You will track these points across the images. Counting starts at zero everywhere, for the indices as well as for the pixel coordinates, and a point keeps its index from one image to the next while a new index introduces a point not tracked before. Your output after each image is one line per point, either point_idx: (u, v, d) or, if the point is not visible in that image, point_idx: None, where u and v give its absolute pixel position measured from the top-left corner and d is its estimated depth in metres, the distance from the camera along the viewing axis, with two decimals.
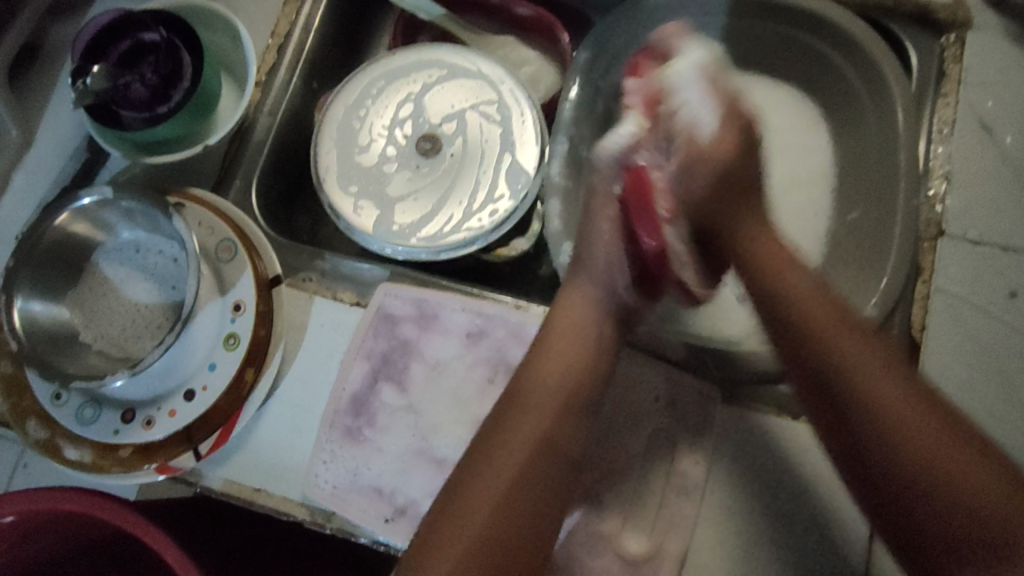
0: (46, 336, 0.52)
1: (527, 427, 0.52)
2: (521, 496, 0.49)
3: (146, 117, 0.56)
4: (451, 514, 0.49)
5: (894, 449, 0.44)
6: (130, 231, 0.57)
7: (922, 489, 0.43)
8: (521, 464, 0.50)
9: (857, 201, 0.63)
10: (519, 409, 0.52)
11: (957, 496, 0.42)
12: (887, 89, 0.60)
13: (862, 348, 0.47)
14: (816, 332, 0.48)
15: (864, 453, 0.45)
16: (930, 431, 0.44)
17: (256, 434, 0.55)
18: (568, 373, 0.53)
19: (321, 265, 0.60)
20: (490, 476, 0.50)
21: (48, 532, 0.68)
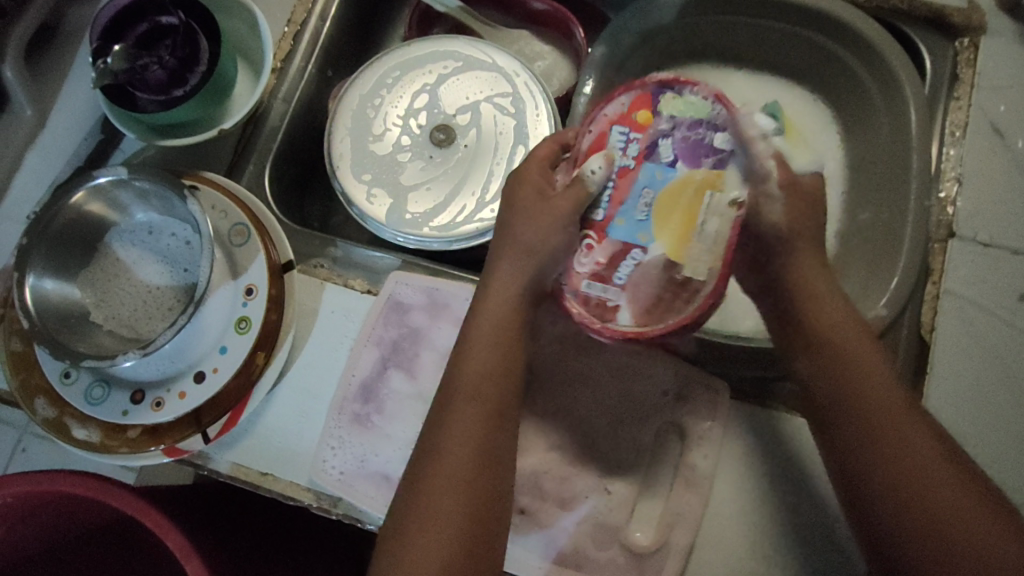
0: (56, 313, 0.52)
1: (479, 400, 0.50)
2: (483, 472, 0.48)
3: (162, 100, 0.56)
4: (426, 490, 0.48)
5: (868, 448, 0.47)
6: (143, 213, 0.57)
7: (891, 489, 0.46)
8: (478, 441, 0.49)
9: (868, 202, 0.64)
10: (464, 389, 0.50)
11: (924, 494, 0.45)
12: (900, 90, 0.60)
13: (858, 343, 0.50)
14: (839, 360, 0.50)
15: (862, 483, 0.47)
16: (935, 472, 0.45)
17: (265, 418, 0.55)
18: (501, 347, 0.52)
19: (333, 252, 0.60)
20: (452, 451, 0.48)
21: (49, 514, 0.68)
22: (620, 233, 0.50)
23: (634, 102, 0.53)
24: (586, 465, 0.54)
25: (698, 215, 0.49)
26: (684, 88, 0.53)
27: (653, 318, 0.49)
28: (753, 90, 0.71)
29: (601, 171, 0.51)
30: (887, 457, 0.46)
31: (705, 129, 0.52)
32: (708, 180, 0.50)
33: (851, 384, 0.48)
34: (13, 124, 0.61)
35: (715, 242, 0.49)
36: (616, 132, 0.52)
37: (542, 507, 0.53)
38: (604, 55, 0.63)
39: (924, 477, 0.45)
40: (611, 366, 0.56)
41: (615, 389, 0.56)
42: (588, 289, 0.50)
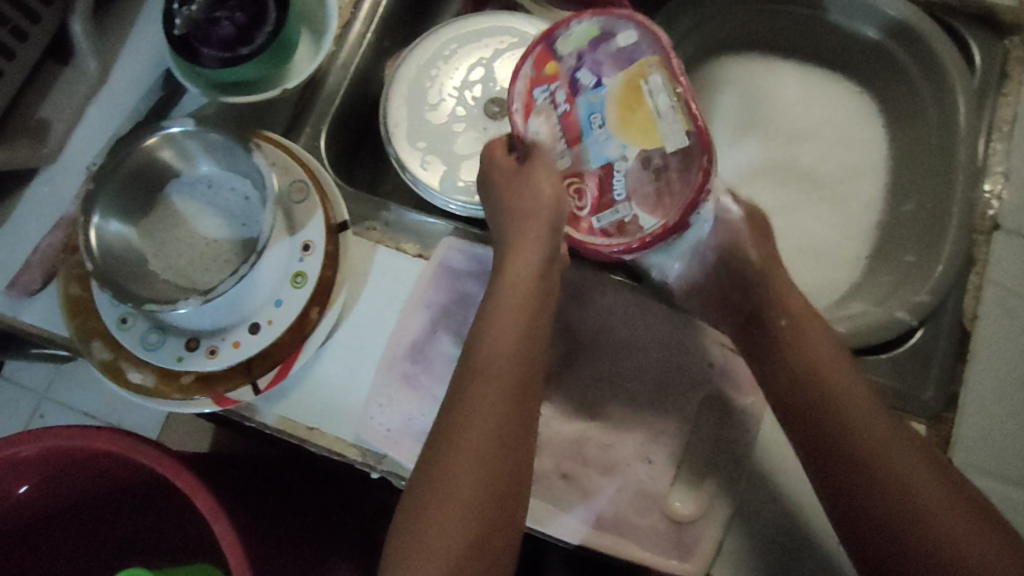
0: (119, 257, 0.52)
1: (502, 377, 0.50)
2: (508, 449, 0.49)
3: (227, 57, 0.57)
4: (441, 469, 0.48)
5: (852, 442, 0.50)
6: (207, 166, 0.57)
7: (880, 485, 0.48)
8: (500, 419, 0.49)
9: (911, 193, 0.65)
10: (484, 369, 0.50)
11: (911, 490, 0.48)
12: (948, 85, 0.61)
13: (828, 357, 0.54)
14: (815, 361, 0.53)
15: (847, 474, 0.50)
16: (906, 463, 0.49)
17: (314, 373, 0.56)
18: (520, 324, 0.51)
19: (385, 216, 0.61)
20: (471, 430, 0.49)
21: (85, 468, 0.69)
22: (594, 159, 0.52)
23: (534, 60, 0.54)
24: (627, 433, 0.55)
25: (643, 109, 0.51)
26: (569, 25, 0.53)
27: (664, 205, 0.50)
28: (795, 80, 0.72)
29: (550, 127, 0.54)
30: (870, 452, 0.49)
31: (609, 42, 0.52)
32: (636, 73, 0.51)
33: (833, 384, 0.52)
34: (74, 77, 0.61)
35: (671, 113, 0.50)
36: (537, 93, 0.54)
37: (586, 473, 0.55)
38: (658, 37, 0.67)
39: (903, 469, 0.48)
40: (658, 337, 0.58)
41: (658, 361, 0.57)
42: (601, 222, 0.52)
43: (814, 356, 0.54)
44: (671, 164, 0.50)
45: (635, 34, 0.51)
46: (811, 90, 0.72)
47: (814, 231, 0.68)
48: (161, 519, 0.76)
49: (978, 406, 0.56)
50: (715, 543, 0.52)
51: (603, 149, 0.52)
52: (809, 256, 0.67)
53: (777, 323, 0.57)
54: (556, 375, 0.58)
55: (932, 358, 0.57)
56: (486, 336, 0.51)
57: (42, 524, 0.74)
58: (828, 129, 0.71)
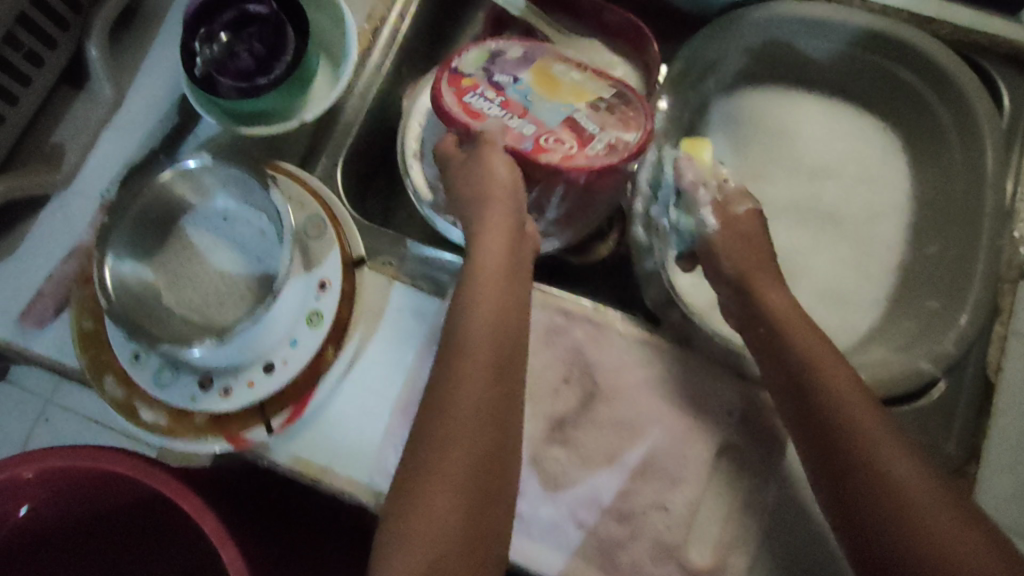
0: (134, 296, 0.51)
1: (486, 369, 0.47)
2: (489, 477, 0.45)
3: (244, 87, 0.55)
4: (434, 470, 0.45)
5: (864, 477, 0.47)
6: (222, 199, 0.56)
7: (887, 509, 0.46)
8: (490, 426, 0.46)
9: (936, 237, 0.64)
10: (469, 364, 0.47)
11: (922, 517, 0.45)
12: (977, 127, 0.60)
13: (842, 378, 0.51)
14: (828, 391, 0.51)
15: (859, 512, 0.47)
16: (922, 498, 0.45)
17: (328, 412, 0.55)
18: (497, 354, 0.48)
19: (402, 251, 0.60)
20: (456, 453, 0.45)
21: (92, 487, 0.68)
22: (552, 117, 0.53)
23: (448, 79, 0.55)
24: (645, 479, 0.54)
25: (566, 81, 0.56)
26: (459, 55, 0.56)
27: (632, 121, 0.53)
28: (817, 110, 0.71)
29: (498, 115, 0.53)
30: (884, 487, 0.46)
31: (501, 55, 0.56)
32: (541, 67, 0.56)
33: (845, 415, 0.49)
34: (92, 101, 0.61)
35: (586, 77, 0.56)
36: (470, 98, 0.54)
37: (602, 521, 0.54)
38: (681, 70, 0.65)
39: (920, 506, 0.45)
40: (675, 381, 0.57)
41: (676, 405, 0.56)
42: (594, 150, 0.52)
43: (829, 383, 0.51)
44: (616, 102, 0.55)
45: (521, 49, 0.57)
46: (834, 122, 0.70)
47: (835, 271, 0.67)
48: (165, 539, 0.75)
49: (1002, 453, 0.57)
50: None
51: (553, 108, 0.54)
52: (831, 296, 0.66)
53: (788, 349, 0.54)
54: (573, 420, 0.56)
55: (956, 409, 0.57)
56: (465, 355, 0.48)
57: (45, 538, 0.73)
58: (853, 165, 0.69)
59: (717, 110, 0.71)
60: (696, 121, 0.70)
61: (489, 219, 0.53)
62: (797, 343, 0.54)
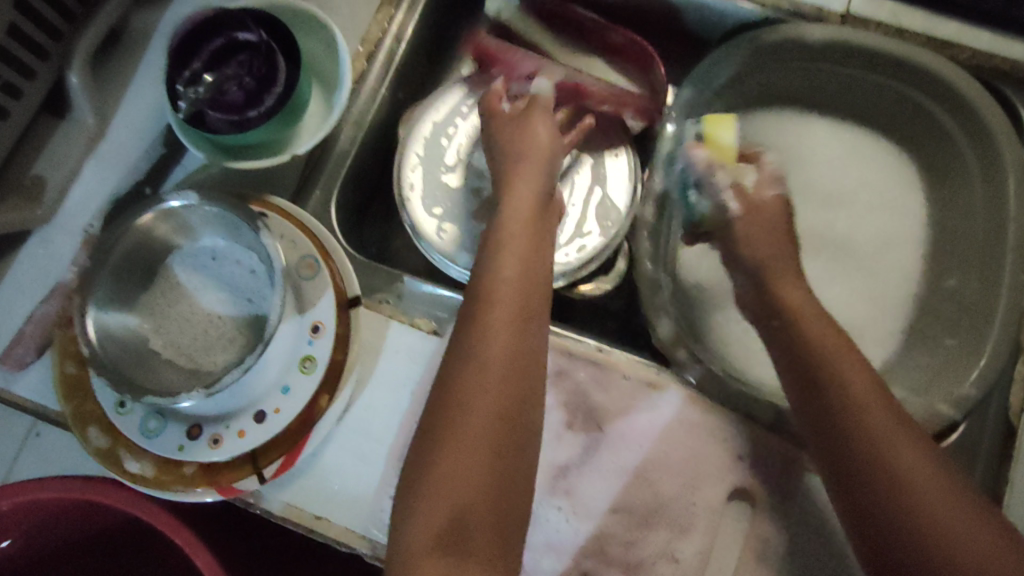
0: (119, 346, 0.49)
1: (507, 334, 0.46)
2: (511, 441, 0.43)
3: (236, 120, 0.53)
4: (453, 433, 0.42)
5: (881, 484, 0.44)
6: (210, 237, 0.54)
7: (908, 518, 0.43)
8: (512, 384, 0.44)
9: (954, 269, 0.62)
10: (491, 327, 0.46)
11: (959, 555, 0.41)
12: (998, 156, 0.58)
13: (875, 404, 0.47)
14: (841, 390, 0.48)
15: (877, 522, 0.44)
16: (944, 507, 0.43)
17: (323, 459, 0.53)
18: (515, 328, 0.46)
19: (399, 288, 0.58)
20: (466, 435, 0.42)
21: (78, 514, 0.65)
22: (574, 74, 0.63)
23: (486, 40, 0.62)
24: (652, 526, 0.52)
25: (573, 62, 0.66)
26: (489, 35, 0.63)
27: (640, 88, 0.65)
28: (824, 133, 0.69)
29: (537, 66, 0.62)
30: (902, 495, 0.44)
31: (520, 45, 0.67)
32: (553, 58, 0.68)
33: (861, 418, 0.46)
34: (72, 130, 0.58)
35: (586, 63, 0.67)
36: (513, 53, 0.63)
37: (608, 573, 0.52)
38: (691, 95, 0.62)
39: (943, 515, 0.42)
40: (682, 423, 0.54)
41: (685, 449, 0.54)
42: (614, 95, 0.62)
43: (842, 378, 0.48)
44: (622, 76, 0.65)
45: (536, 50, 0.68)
46: (840, 143, 0.69)
47: (847, 302, 0.65)
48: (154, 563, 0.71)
49: None
50: None
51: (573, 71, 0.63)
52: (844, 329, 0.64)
53: (801, 341, 0.51)
54: (578, 465, 0.53)
55: (977, 453, 0.55)
56: (471, 345, 0.45)
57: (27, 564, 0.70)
58: (863, 192, 0.67)
59: None
60: None
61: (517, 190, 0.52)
62: (806, 335, 0.51)
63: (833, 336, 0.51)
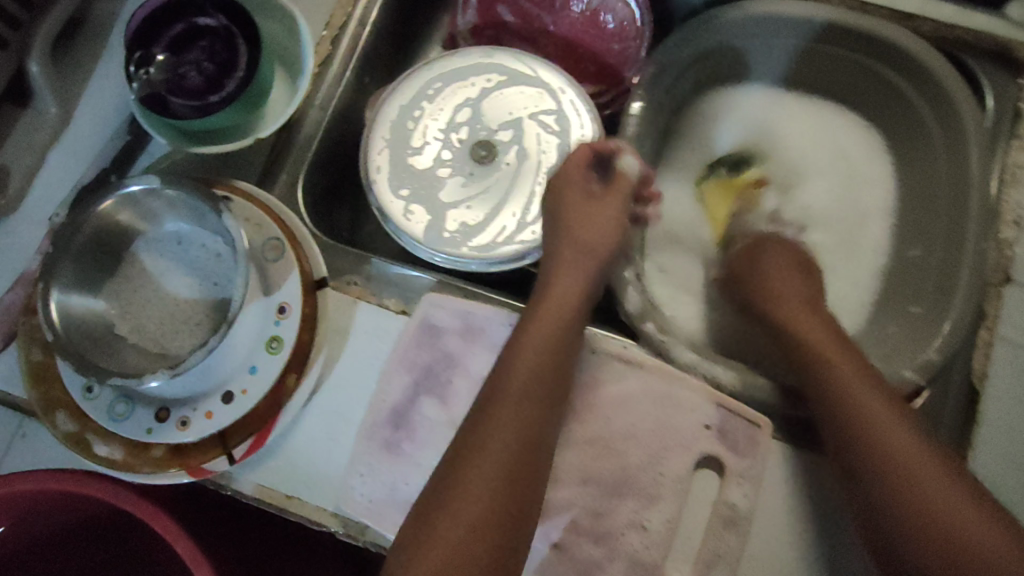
0: (82, 329, 0.49)
1: (524, 393, 0.50)
2: (509, 493, 0.47)
3: (198, 105, 0.53)
4: (461, 482, 0.47)
5: (880, 471, 0.47)
6: (174, 222, 0.54)
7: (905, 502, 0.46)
8: (519, 442, 0.48)
9: (918, 240, 0.63)
10: (511, 384, 0.50)
11: (941, 524, 0.44)
12: (962, 127, 0.58)
13: (863, 382, 0.51)
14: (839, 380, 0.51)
15: (877, 505, 0.47)
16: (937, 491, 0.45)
17: (293, 440, 0.53)
18: (526, 420, 0.49)
19: (367, 270, 0.58)
20: (472, 486, 0.47)
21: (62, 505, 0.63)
22: None
23: None
24: (620, 496, 0.53)
25: None
26: None
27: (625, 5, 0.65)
28: (789, 113, 0.70)
29: None
30: (899, 479, 0.46)
31: None
32: None
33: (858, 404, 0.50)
34: (36, 120, 0.58)
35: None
36: None
37: (577, 542, 0.52)
38: (656, 73, 0.62)
39: (938, 498, 0.45)
40: (648, 396, 0.55)
41: (653, 420, 0.54)
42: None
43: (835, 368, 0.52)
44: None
45: None
46: (802, 122, 0.70)
47: None
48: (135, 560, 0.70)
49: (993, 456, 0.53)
50: None
51: None
52: None
53: (807, 342, 0.55)
54: None
55: (942, 412, 0.54)
56: (493, 398, 0.50)
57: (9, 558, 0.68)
58: (824, 172, 0.69)
59: (698, 111, 0.70)
60: (672, 123, 0.69)
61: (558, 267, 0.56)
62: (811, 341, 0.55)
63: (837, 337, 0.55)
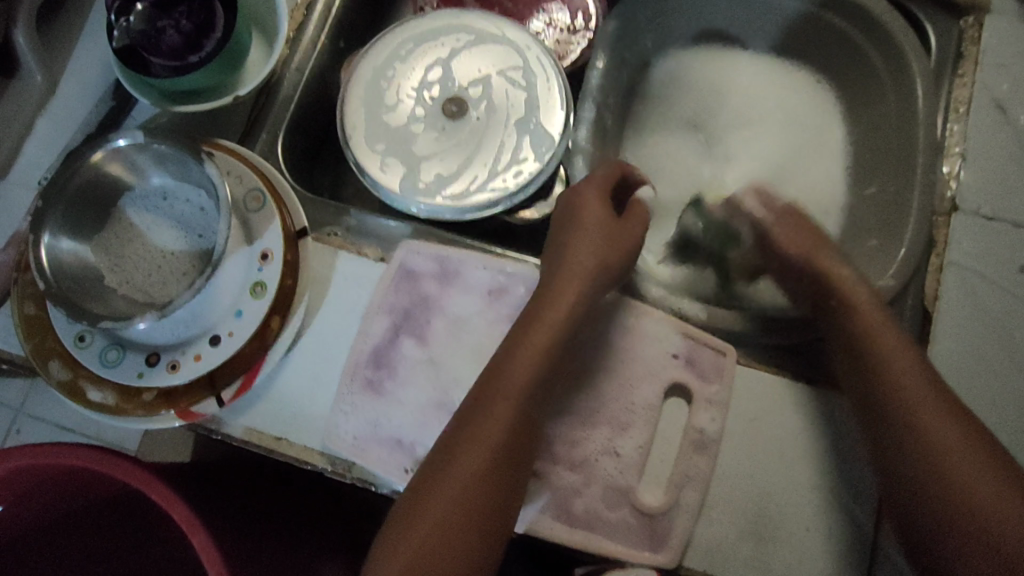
0: (72, 275, 0.51)
1: (524, 373, 0.50)
2: (501, 468, 0.49)
3: (176, 65, 0.56)
4: (457, 457, 0.49)
5: (902, 423, 0.49)
6: (158, 178, 0.56)
7: (912, 454, 0.48)
8: (513, 418, 0.49)
9: (874, 178, 0.66)
10: (511, 361, 0.50)
11: (951, 486, 0.47)
12: (908, 70, 0.61)
13: (896, 353, 0.51)
14: (869, 339, 0.52)
15: (893, 453, 0.49)
16: (946, 443, 0.48)
17: (279, 382, 0.55)
18: (526, 394, 0.50)
19: (347, 221, 0.60)
20: (464, 460, 0.48)
21: (60, 489, 0.62)
22: None
23: None
24: (594, 424, 0.55)
25: None
26: None
27: None
28: (749, 67, 0.73)
29: None
30: (913, 430, 0.49)
31: None
32: None
33: (881, 364, 0.51)
34: (23, 90, 0.60)
35: None
36: None
37: (554, 470, 0.54)
38: (616, 28, 0.65)
39: (947, 450, 0.47)
40: (620, 329, 0.57)
41: (625, 352, 0.56)
42: None
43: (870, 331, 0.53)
44: None
45: None
46: (763, 75, 0.73)
47: None
48: (141, 539, 0.69)
49: (948, 373, 0.55)
50: (687, 531, 0.53)
51: None
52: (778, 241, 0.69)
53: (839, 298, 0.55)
54: None
55: None
56: (494, 372, 0.51)
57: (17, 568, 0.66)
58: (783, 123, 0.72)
59: (656, 70, 0.74)
60: (636, 80, 0.72)
61: (571, 253, 0.54)
62: (848, 300, 0.55)
63: (864, 295, 0.54)
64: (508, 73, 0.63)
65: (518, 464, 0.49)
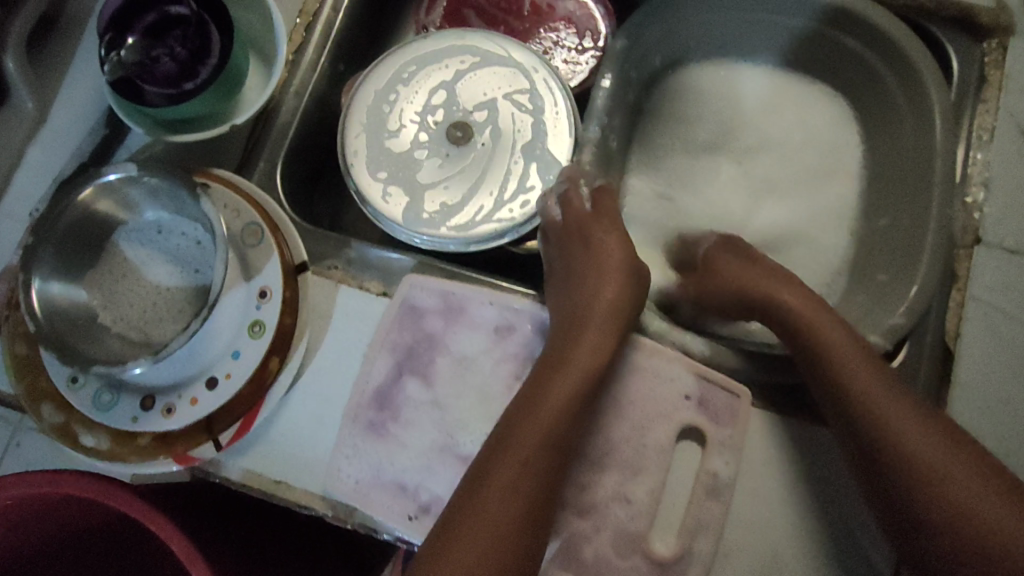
0: (63, 317, 0.49)
1: (541, 423, 0.49)
2: (524, 520, 0.47)
3: (171, 93, 0.53)
4: (474, 512, 0.47)
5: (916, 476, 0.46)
6: (153, 211, 0.55)
7: (934, 508, 0.45)
8: (530, 468, 0.48)
9: (887, 208, 0.64)
10: (533, 412, 0.50)
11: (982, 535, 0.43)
12: (926, 96, 0.59)
13: (888, 400, 0.48)
14: (854, 386, 0.49)
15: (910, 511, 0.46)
16: (964, 490, 0.44)
17: (278, 424, 0.54)
18: (547, 445, 0.49)
19: (347, 254, 0.58)
20: (484, 514, 0.47)
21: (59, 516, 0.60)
22: None
23: None
24: (604, 468, 0.53)
25: None
26: None
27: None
28: (763, 85, 0.71)
29: None
30: (928, 480, 0.45)
31: None
32: None
33: (874, 412, 0.48)
34: (12, 116, 0.58)
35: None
36: None
37: (563, 516, 0.53)
38: (624, 47, 0.62)
39: (969, 495, 0.44)
40: (631, 368, 0.55)
41: (636, 392, 0.54)
42: None
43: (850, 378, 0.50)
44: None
45: None
46: (777, 91, 0.71)
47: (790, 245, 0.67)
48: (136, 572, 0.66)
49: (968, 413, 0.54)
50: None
51: None
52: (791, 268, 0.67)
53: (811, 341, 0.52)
54: None
55: (917, 378, 0.55)
56: (510, 424, 0.50)
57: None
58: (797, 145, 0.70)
59: (666, 90, 0.71)
60: (643, 98, 0.70)
61: (597, 305, 0.53)
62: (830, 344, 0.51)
63: (840, 336, 0.51)
64: (516, 96, 0.61)
65: (540, 516, 0.48)
